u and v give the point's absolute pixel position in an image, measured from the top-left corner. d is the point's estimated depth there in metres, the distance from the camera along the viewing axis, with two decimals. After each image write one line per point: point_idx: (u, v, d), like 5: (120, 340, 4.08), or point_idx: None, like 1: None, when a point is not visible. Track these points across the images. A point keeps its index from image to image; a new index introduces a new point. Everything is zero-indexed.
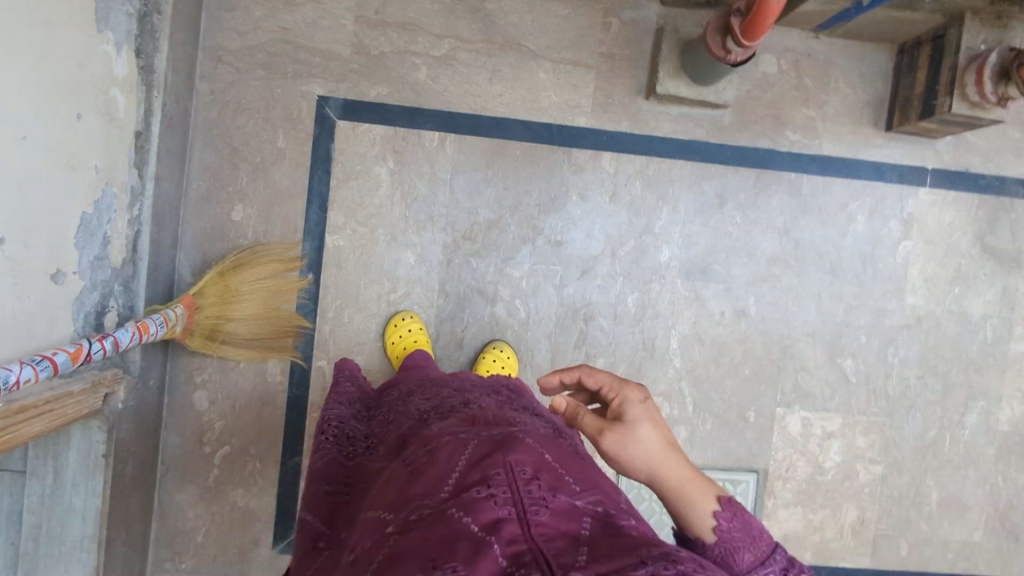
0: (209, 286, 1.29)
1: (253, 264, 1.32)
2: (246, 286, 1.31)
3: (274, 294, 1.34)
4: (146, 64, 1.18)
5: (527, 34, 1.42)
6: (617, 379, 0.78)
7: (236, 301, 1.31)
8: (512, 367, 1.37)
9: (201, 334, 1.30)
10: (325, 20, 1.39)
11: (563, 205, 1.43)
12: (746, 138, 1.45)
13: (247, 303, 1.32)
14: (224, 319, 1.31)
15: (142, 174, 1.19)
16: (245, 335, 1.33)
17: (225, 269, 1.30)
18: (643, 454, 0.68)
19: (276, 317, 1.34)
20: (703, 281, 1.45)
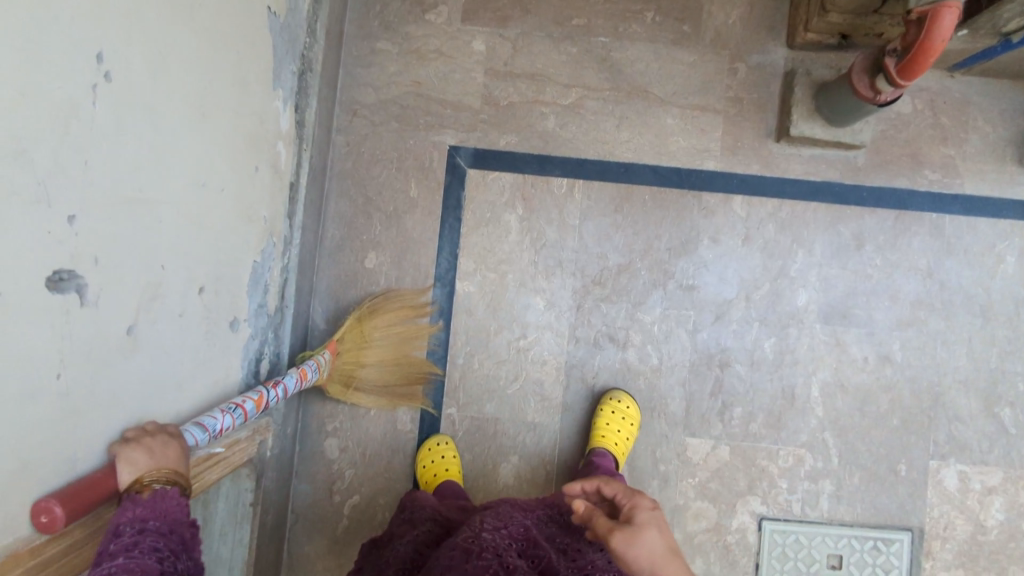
0: (346, 333, 1.32)
1: (385, 311, 1.33)
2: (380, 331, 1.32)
3: (404, 340, 1.34)
4: (301, 119, 1.22)
5: (654, 81, 1.42)
6: (631, 489, 0.76)
7: (370, 348, 1.32)
8: (631, 416, 1.33)
9: (340, 381, 1.31)
10: (456, 73, 1.42)
11: (694, 249, 1.40)
12: (883, 178, 1.41)
13: (380, 350, 1.32)
14: (360, 366, 1.32)
15: (293, 223, 1.22)
16: (378, 383, 1.33)
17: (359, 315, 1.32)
18: (652, 557, 0.66)
19: (406, 363, 1.34)
20: (844, 326, 1.40)
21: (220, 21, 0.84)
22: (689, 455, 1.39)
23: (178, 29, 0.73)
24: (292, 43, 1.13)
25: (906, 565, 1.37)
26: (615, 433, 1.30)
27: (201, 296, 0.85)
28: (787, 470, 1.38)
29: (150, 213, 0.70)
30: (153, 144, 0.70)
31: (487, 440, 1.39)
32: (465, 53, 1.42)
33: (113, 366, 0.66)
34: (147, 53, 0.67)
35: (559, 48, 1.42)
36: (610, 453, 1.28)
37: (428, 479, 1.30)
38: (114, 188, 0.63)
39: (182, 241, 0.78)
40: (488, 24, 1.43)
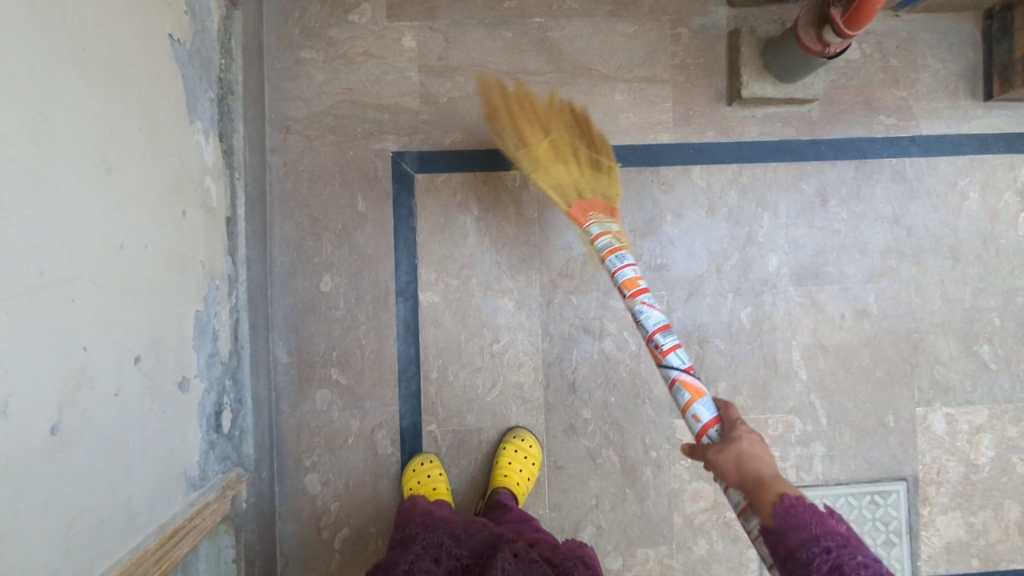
0: (551, 181, 1.20)
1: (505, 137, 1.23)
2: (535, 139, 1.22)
3: (540, 113, 1.27)
4: (228, 147, 1.14)
5: (597, 57, 1.36)
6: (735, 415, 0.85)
7: (560, 153, 1.23)
8: (535, 455, 1.30)
9: (597, 190, 1.20)
10: (388, 74, 1.34)
11: (658, 228, 1.36)
12: (839, 129, 1.38)
13: (560, 139, 1.23)
14: (580, 155, 1.23)
15: (235, 260, 1.14)
16: (588, 146, 1.26)
17: (526, 151, 1.22)
18: (736, 456, 0.77)
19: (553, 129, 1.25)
20: (818, 285, 1.37)
21: (110, 65, 0.76)
22: (679, 437, 1.36)
23: (60, 86, 0.66)
24: (205, 69, 1.05)
25: (904, 515, 1.37)
26: (517, 473, 1.27)
27: (139, 366, 0.79)
28: (779, 438, 1.37)
29: (58, 295, 0.64)
30: (49, 220, 0.63)
31: (473, 451, 1.34)
32: (395, 52, 1.34)
33: (38, 471, 0.60)
34: (21, 123, 0.60)
35: (493, 35, 1.35)
36: (509, 492, 1.24)
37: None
38: (7, 281, 0.57)
39: (106, 313, 0.72)
40: (416, 17, 1.35)
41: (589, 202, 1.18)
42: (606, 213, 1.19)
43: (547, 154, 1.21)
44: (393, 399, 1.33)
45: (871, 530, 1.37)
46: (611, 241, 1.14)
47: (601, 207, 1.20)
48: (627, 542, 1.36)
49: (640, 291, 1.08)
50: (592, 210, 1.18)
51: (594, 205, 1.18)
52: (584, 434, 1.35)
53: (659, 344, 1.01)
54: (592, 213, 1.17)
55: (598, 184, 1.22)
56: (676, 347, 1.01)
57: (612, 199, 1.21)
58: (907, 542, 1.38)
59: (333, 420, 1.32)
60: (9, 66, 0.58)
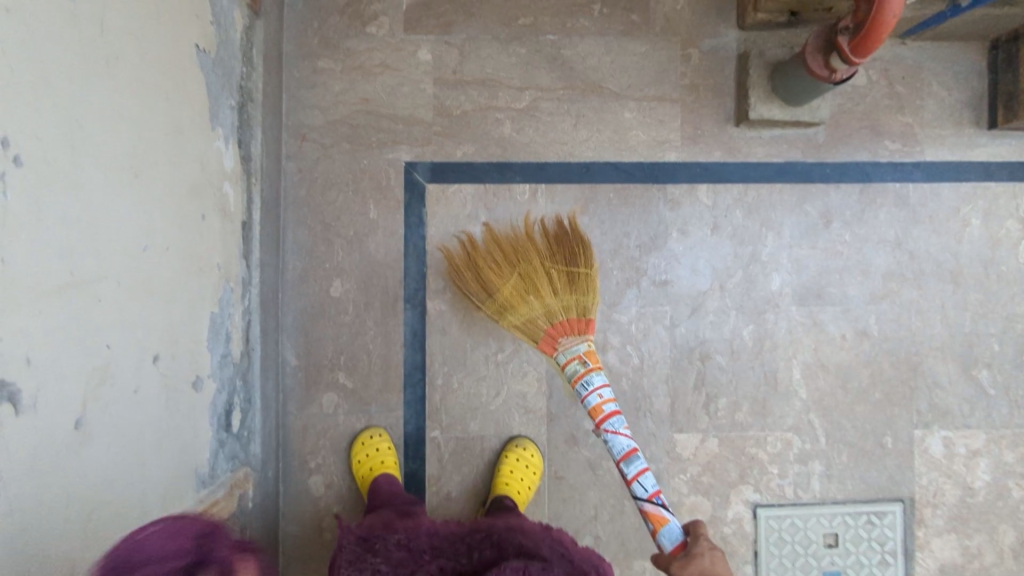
0: (524, 318, 1.18)
1: (477, 286, 1.25)
2: (503, 278, 1.21)
3: (510, 243, 1.25)
4: (245, 153, 1.16)
5: (608, 76, 1.39)
6: (695, 531, 1.02)
7: (530, 282, 1.19)
8: (536, 464, 1.32)
9: (572, 311, 1.17)
10: (404, 86, 1.37)
11: (664, 244, 1.38)
12: (845, 152, 1.40)
13: (527, 267, 1.20)
14: (552, 272, 1.20)
15: (248, 263, 1.17)
16: (561, 259, 1.22)
17: (496, 295, 1.22)
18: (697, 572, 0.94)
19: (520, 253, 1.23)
20: (819, 305, 1.39)
21: (141, 74, 0.79)
22: (679, 452, 1.38)
23: (95, 95, 0.69)
24: (227, 77, 1.08)
25: (900, 536, 1.38)
26: (518, 481, 1.29)
27: (157, 364, 0.81)
28: (777, 456, 1.38)
29: (84, 293, 0.66)
30: (81, 221, 0.66)
31: (475, 459, 1.36)
32: (411, 65, 1.37)
33: (62, 462, 0.63)
34: (59, 127, 0.63)
35: (507, 50, 1.38)
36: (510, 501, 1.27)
37: (364, 474, 1.29)
38: (40, 278, 0.60)
39: (128, 313, 0.75)
40: (432, 31, 1.38)
41: (561, 326, 1.16)
42: (579, 330, 1.16)
43: (515, 290, 1.19)
44: (397, 405, 1.35)
45: (866, 549, 1.38)
46: (581, 366, 1.14)
47: (575, 326, 1.16)
48: (624, 554, 1.37)
49: (608, 416, 1.13)
50: (564, 333, 1.16)
51: (568, 326, 1.16)
52: (585, 445, 1.37)
53: (625, 472, 1.12)
54: (564, 337, 1.16)
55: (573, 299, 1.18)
56: (640, 473, 1.11)
57: (588, 311, 1.17)
58: (902, 563, 1.39)
59: (338, 423, 1.35)
60: (50, 75, 0.62)
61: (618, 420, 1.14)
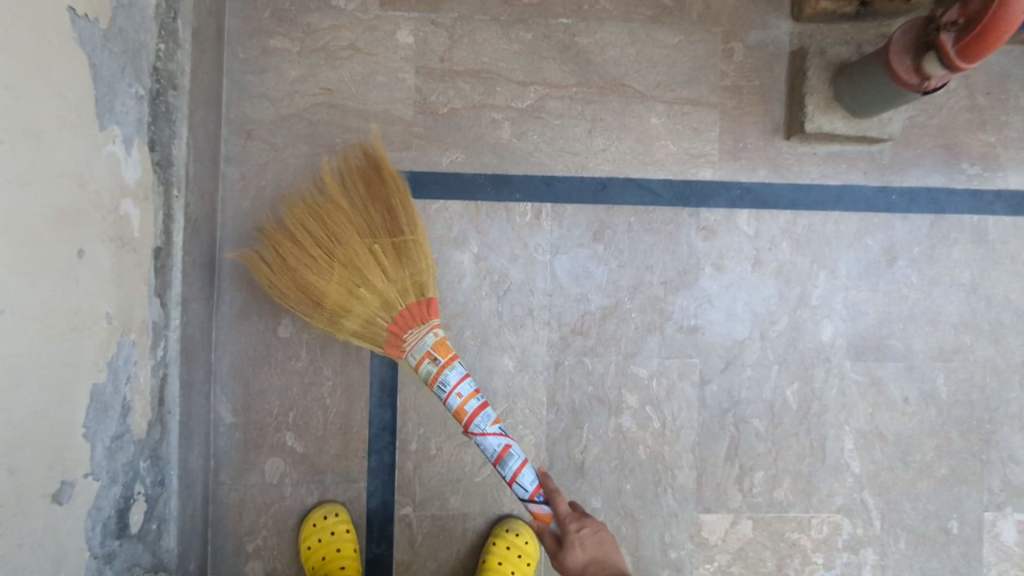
0: (361, 321, 0.88)
1: (290, 287, 0.90)
2: (315, 269, 0.88)
3: (311, 214, 0.90)
4: (162, 157, 0.88)
5: (631, 72, 1.13)
6: (566, 508, 0.85)
7: (350, 268, 0.87)
8: (532, 554, 1.06)
9: (411, 295, 0.88)
10: (379, 75, 1.10)
11: (694, 281, 1.13)
12: (913, 176, 1.16)
13: (345, 249, 0.87)
14: (376, 248, 0.88)
15: (164, 303, 0.89)
16: (379, 223, 0.90)
17: (316, 298, 0.89)
18: (582, 566, 0.81)
19: (329, 227, 0.89)
20: (878, 360, 1.15)
21: None
22: (705, 536, 1.13)
23: None
24: (133, 55, 0.80)
25: None
26: None
27: None
28: (823, 542, 1.14)
29: None
30: None
31: (455, 542, 1.10)
32: (387, 48, 1.10)
33: None
34: None
35: (508, 35, 1.11)
36: None
37: (316, 565, 1.03)
38: None
39: None
40: (415, 7, 1.10)
41: (403, 318, 0.88)
42: (423, 317, 0.88)
43: (335, 287, 0.87)
44: (360, 474, 1.09)
45: None
46: (434, 365, 0.88)
47: (419, 313, 0.88)
48: None
49: (475, 413, 0.89)
50: (409, 325, 0.88)
51: (410, 317, 0.88)
52: None
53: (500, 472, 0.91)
54: (410, 331, 0.88)
55: (407, 276, 0.88)
56: (521, 469, 0.90)
57: (428, 288, 0.90)
58: None
59: (285, 497, 1.07)
60: None
61: (487, 417, 0.90)
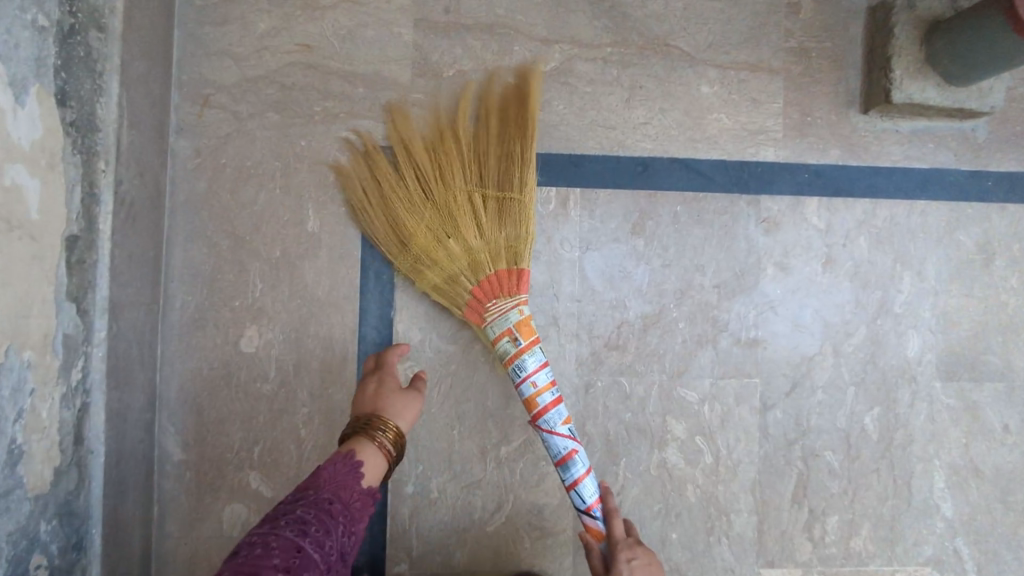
0: (443, 276, 0.81)
1: (379, 230, 0.84)
2: (410, 212, 0.81)
3: (413, 146, 0.84)
4: (80, 118, 0.66)
5: (677, 30, 0.93)
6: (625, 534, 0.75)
7: (449, 210, 0.80)
8: None
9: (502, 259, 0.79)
10: (368, 29, 0.89)
11: (754, 284, 0.93)
12: (1013, 159, 0.96)
13: (445, 190, 0.81)
14: (473, 199, 0.81)
15: (82, 310, 0.68)
16: (489, 170, 0.82)
17: (403, 239, 0.82)
18: None
19: (431, 168, 0.82)
20: (973, 381, 0.95)
21: None
22: None
23: None
24: None
25: None
26: None
27: None
28: None
29: None
30: None
31: None
32: None
33: None
34: None
35: None
36: None
37: None
38: None
39: None
40: None
41: (487, 285, 0.79)
42: (511, 290, 0.78)
43: (432, 231, 0.80)
44: None
45: None
46: (513, 345, 0.78)
47: (507, 284, 0.79)
48: None
49: (547, 408, 0.78)
50: (494, 294, 0.79)
51: (496, 285, 0.79)
52: None
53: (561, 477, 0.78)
54: (492, 302, 0.79)
55: (502, 240, 0.79)
56: (583, 479, 0.78)
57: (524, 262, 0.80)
58: None
59: None
60: None
61: (559, 414, 0.78)
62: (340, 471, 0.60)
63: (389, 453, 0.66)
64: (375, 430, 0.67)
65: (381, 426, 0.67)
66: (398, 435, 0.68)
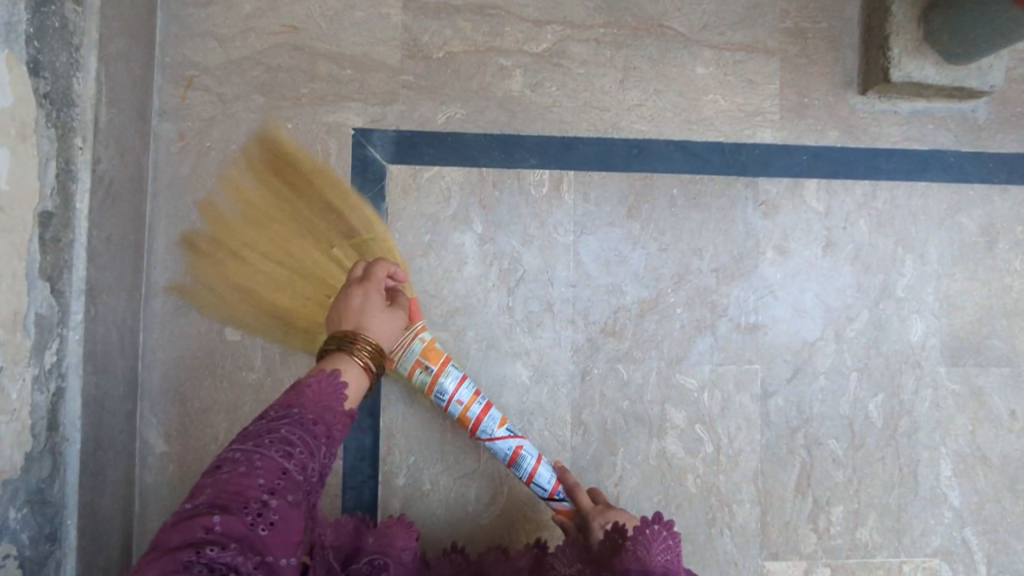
0: None
1: (253, 313, 0.82)
2: (284, 286, 0.80)
3: (245, 219, 0.82)
4: (54, 90, 0.64)
5: (671, 10, 0.91)
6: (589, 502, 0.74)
7: (320, 275, 0.79)
8: None
9: None
10: (356, 9, 0.87)
11: (752, 268, 0.90)
12: (1014, 140, 0.95)
13: (299, 256, 0.79)
14: (334, 253, 0.79)
15: (57, 290, 0.65)
16: (319, 224, 0.81)
17: (286, 318, 0.81)
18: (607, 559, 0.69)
19: (273, 239, 0.80)
20: (979, 366, 0.92)
21: None
22: None
23: None
24: None
25: None
26: None
27: None
28: None
29: None
30: None
31: None
32: None
33: None
34: None
35: None
36: None
37: None
38: None
39: None
40: None
41: None
42: (406, 321, 0.72)
43: (313, 302, 0.79)
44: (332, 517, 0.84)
45: None
46: (427, 374, 0.74)
47: None
48: None
49: (482, 415, 0.76)
50: None
51: None
52: None
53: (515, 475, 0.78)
54: (393, 342, 0.72)
55: None
56: (536, 470, 0.77)
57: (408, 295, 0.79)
58: None
59: None
60: None
61: (494, 419, 0.77)
62: (324, 387, 0.55)
63: (370, 370, 0.60)
64: (355, 346, 0.59)
65: (363, 343, 0.59)
66: (380, 351, 0.61)
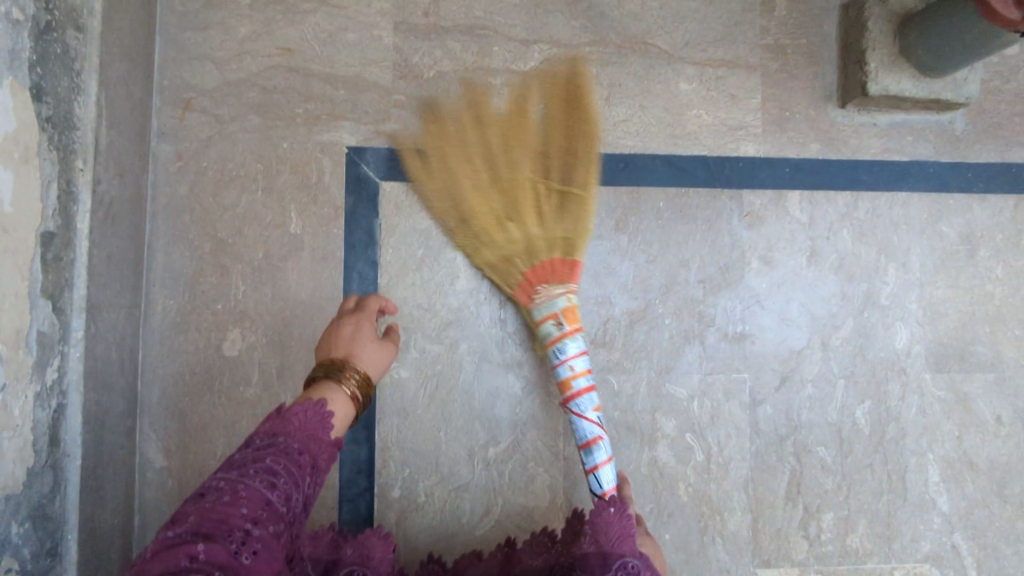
0: (500, 254, 0.85)
1: (454, 215, 0.86)
2: (496, 199, 0.85)
3: (476, 124, 0.88)
4: (57, 113, 0.66)
5: (654, 28, 0.94)
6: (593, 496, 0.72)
7: (512, 203, 0.84)
8: None
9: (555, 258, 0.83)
10: (349, 32, 0.90)
11: (739, 279, 0.92)
12: (992, 150, 0.97)
13: (513, 179, 0.85)
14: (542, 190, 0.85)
15: (58, 307, 0.67)
16: (556, 166, 0.86)
17: (463, 215, 0.86)
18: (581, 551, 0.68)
19: (500, 165, 0.85)
20: (963, 371, 0.94)
21: None
22: None
23: None
24: None
25: None
26: None
27: None
28: None
29: None
30: None
31: None
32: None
33: None
34: None
35: None
36: None
37: None
38: None
39: None
40: None
41: (543, 269, 0.83)
42: (563, 277, 0.82)
43: (495, 224, 0.84)
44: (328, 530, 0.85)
45: None
46: (556, 329, 0.81)
47: (560, 272, 0.83)
48: None
49: (579, 394, 0.79)
50: (547, 279, 0.82)
51: (549, 270, 0.82)
52: None
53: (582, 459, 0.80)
54: (542, 286, 0.82)
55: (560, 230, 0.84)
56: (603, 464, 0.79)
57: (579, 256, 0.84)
58: None
59: None
60: None
61: (591, 401, 0.80)
62: (309, 418, 0.57)
63: (357, 400, 0.63)
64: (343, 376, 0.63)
65: (351, 374, 0.63)
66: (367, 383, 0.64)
